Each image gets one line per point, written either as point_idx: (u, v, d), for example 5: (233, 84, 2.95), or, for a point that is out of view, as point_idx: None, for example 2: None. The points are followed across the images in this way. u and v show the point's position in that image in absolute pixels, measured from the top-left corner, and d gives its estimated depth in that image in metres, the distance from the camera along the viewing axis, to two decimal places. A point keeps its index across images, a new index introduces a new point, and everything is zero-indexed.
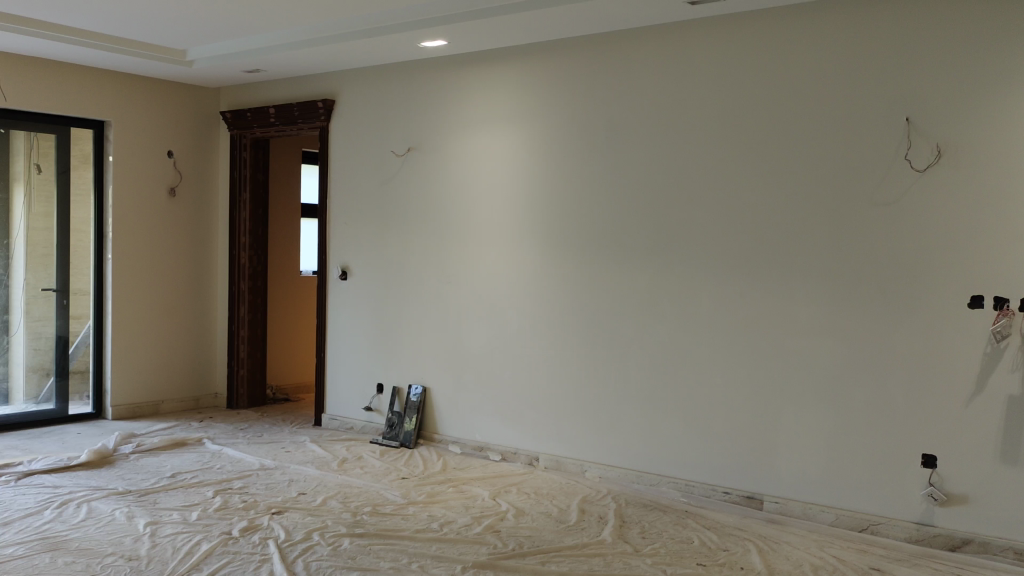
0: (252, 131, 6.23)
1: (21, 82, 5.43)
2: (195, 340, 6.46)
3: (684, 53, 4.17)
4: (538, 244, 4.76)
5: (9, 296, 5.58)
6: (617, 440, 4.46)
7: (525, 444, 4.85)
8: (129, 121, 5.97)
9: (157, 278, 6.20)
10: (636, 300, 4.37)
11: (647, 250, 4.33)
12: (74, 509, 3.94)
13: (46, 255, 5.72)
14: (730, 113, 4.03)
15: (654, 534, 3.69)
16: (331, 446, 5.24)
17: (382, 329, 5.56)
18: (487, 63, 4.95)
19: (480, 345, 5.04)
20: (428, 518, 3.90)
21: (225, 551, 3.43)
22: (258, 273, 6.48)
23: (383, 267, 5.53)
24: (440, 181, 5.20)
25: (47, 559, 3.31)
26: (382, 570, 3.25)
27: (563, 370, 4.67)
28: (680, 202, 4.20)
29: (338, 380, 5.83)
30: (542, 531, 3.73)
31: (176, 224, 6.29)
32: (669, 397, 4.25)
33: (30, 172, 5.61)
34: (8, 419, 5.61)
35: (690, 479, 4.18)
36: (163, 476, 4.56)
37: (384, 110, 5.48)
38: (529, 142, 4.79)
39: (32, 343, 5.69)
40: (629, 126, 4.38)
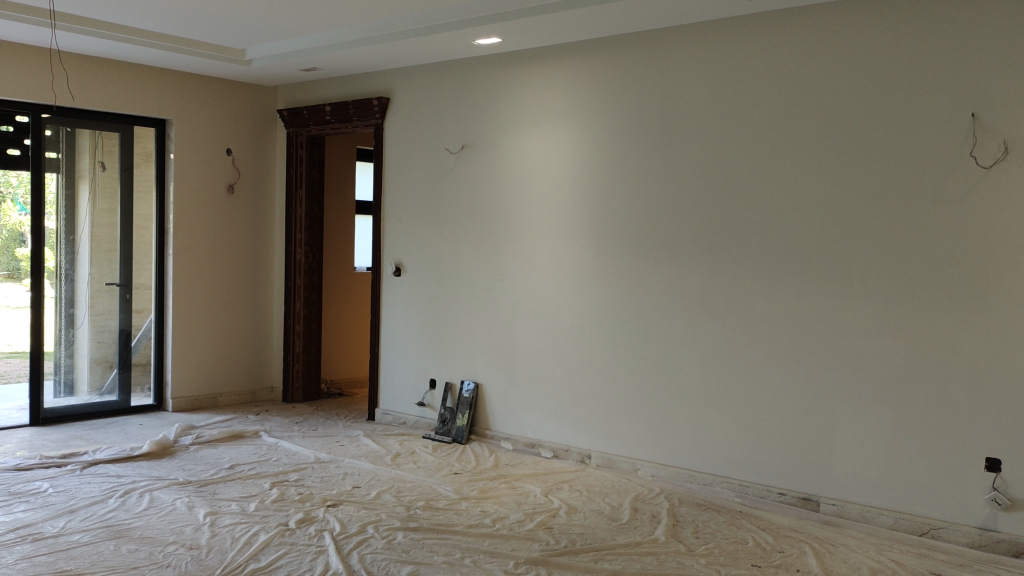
0: (308, 128, 6.32)
1: (87, 82, 5.57)
2: (252, 334, 6.58)
3: (739, 49, 4.13)
4: (592, 242, 4.75)
5: (75, 291, 5.71)
6: (670, 439, 4.43)
7: (577, 441, 4.84)
8: (189, 119, 6.10)
9: (216, 273, 6.33)
10: (690, 298, 4.33)
11: (701, 248, 4.29)
12: (136, 498, 4.05)
13: (111, 250, 5.88)
14: (788, 109, 3.97)
15: (707, 534, 3.66)
16: (385, 441, 5.30)
17: (435, 325, 5.60)
18: (540, 60, 4.96)
19: (533, 342, 5.05)
20: (480, 513, 3.93)
21: (282, 542, 3.49)
22: (313, 269, 6.57)
23: (436, 264, 5.57)
24: (493, 178, 5.22)
25: (111, 547, 3.41)
26: (435, 564, 3.28)
27: (616, 368, 4.65)
28: (736, 199, 4.16)
29: (391, 376, 5.89)
30: (595, 528, 3.73)
31: (234, 220, 6.41)
32: (724, 396, 4.21)
33: (94, 169, 5.76)
34: (74, 409, 5.77)
35: (744, 480, 4.14)
36: (222, 467, 4.65)
37: (438, 108, 5.52)
38: (583, 139, 4.78)
39: (96, 336, 5.85)
40: (683, 123, 4.35)
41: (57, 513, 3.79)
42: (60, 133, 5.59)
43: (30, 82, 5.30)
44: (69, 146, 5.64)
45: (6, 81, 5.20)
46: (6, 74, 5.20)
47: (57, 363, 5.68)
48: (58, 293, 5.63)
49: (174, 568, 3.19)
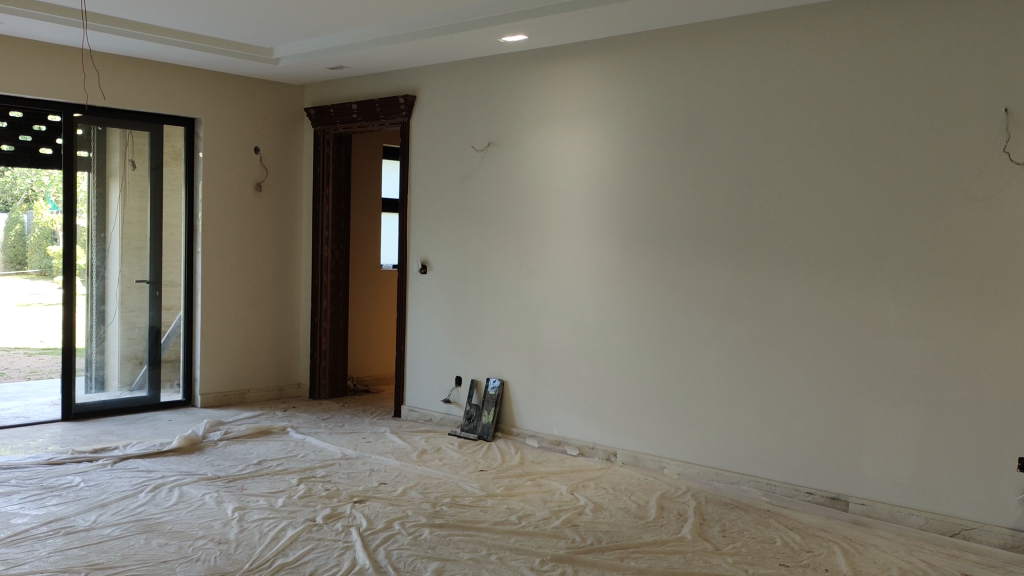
0: (334, 126, 6.35)
1: (118, 82, 5.64)
2: (280, 331, 6.63)
3: (767, 44, 4.10)
4: (618, 240, 4.74)
5: (105, 288, 5.78)
6: (697, 437, 4.41)
7: (603, 439, 4.83)
8: (217, 118, 6.15)
9: (244, 271, 6.38)
10: (717, 295, 4.31)
11: (729, 245, 4.27)
12: (166, 493, 4.09)
13: (140, 248, 5.95)
14: (816, 105, 3.93)
15: (735, 533, 3.64)
16: (411, 437, 5.32)
17: (461, 323, 5.61)
18: (566, 57, 4.95)
19: (558, 340, 5.05)
20: (506, 510, 3.93)
21: (309, 537, 3.51)
22: (340, 266, 6.61)
23: (462, 262, 5.58)
24: (520, 176, 5.22)
25: (141, 540, 3.44)
26: (461, 560, 3.29)
27: (642, 366, 4.64)
28: (764, 196, 4.13)
29: (417, 373, 5.91)
30: (621, 526, 3.72)
31: (262, 218, 6.46)
32: (751, 394, 4.19)
33: (125, 168, 5.83)
34: (105, 405, 5.85)
35: (772, 478, 4.11)
36: (250, 462, 4.69)
37: (463, 106, 5.53)
38: (609, 137, 4.76)
39: (127, 333, 5.92)
40: (710, 119, 4.32)
41: (89, 507, 3.84)
42: (91, 132, 5.66)
43: (62, 81, 5.37)
44: (100, 145, 5.71)
45: (39, 81, 5.27)
46: (38, 74, 5.27)
47: (88, 359, 5.75)
48: (89, 290, 5.70)
49: (203, 562, 3.22)
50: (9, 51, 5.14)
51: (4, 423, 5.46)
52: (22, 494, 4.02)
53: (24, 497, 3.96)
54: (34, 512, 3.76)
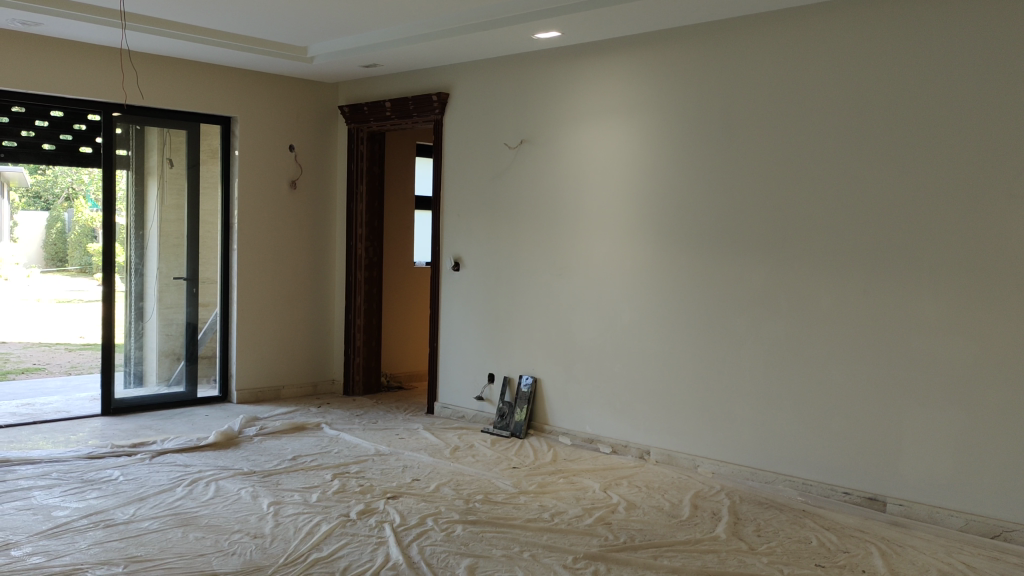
0: (368, 124, 6.39)
1: (156, 81, 5.72)
2: (314, 328, 6.68)
3: (803, 40, 4.05)
4: (652, 237, 4.71)
5: (144, 285, 5.86)
6: (732, 436, 4.37)
7: (636, 437, 4.81)
8: (253, 117, 6.21)
9: (279, 267, 6.44)
10: (753, 293, 4.27)
11: (764, 242, 4.23)
12: (203, 487, 4.14)
13: (178, 245, 6.03)
14: (853, 100, 3.88)
15: (770, 532, 3.61)
16: (444, 434, 5.34)
17: (494, 320, 5.61)
18: (600, 53, 4.93)
19: (591, 337, 5.04)
20: (539, 508, 3.92)
21: (343, 532, 3.54)
22: (374, 263, 6.64)
23: (495, 259, 5.59)
24: (553, 173, 5.21)
25: (179, 534, 3.49)
26: (494, 557, 3.29)
27: (675, 364, 4.61)
28: (801, 191, 4.08)
29: (450, 370, 5.93)
30: (654, 524, 3.71)
31: (297, 216, 6.51)
32: (787, 392, 4.14)
33: (163, 166, 5.90)
34: (143, 400, 5.93)
35: (808, 478, 4.06)
36: (285, 458, 4.73)
37: (497, 103, 5.53)
38: (643, 133, 4.74)
39: (164, 329, 6.00)
40: (746, 115, 4.28)
41: (128, 501, 3.89)
42: (130, 130, 5.74)
43: (102, 81, 5.45)
44: (138, 144, 5.79)
45: (80, 81, 5.36)
46: (79, 74, 5.35)
47: (127, 355, 5.84)
48: (128, 287, 5.79)
49: (239, 556, 3.25)
50: (51, 51, 5.23)
51: (46, 417, 5.57)
52: (63, 487, 4.09)
53: (64, 490, 4.04)
54: (75, 505, 3.82)
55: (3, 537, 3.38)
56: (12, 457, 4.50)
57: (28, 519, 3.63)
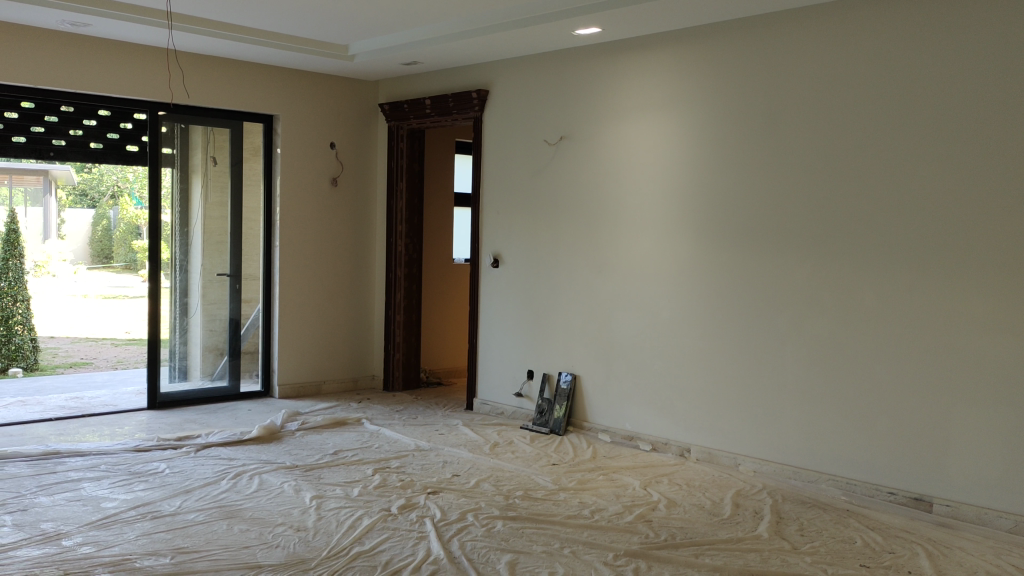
0: (408, 122, 6.42)
1: (200, 80, 5.80)
2: (355, 324, 6.74)
3: (847, 32, 3.99)
4: (693, 233, 4.68)
5: (188, 281, 5.95)
6: (774, 434, 4.34)
7: (677, 434, 4.79)
8: (295, 114, 6.27)
9: (321, 264, 6.50)
10: (797, 290, 4.22)
11: (807, 238, 4.18)
12: (247, 480, 4.20)
13: (221, 242, 6.11)
14: (898, 94, 3.82)
15: (813, 532, 3.57)
16: (483, 430, 5.36)
17: (533, 316, 5.62)
18: (640, 49, 4.91)
19: (631, 334, 5.02)
20: (579, 504, 3.93)
21: (385, 526, 3.57)
22: (413, 260, 6.69)
23: (534, 255, 5.59)
24: (593, 170, 5.20)
25: (223, 526, 3.54)
26: (534, 553, 3.30)
27: (717, 362, 4.58)
28: (845, 187, 4.02)
29: (489, 366, 5.95)
30: (695, 522, 3.69)
31: (337, 213, 6.57)
32: (830, 390, 4.10)
33: (206, 164, 5.98)
34: (188, 394, 6.03)
35: (852, 478, 4.01)
36: (327, 452, 4.78)
37: (536, 99, 5.53)
38: (683, 129, 4.71)
39: (208, 325, 6.09)
40: (789, 109, 4.24)
41: (174, 493, 3.96)
42: (175, 130, 5.82)
43: (148, 81, 5.54)
44: (183, 142, 5.87)
45: (127, 80, 5.45)
46: (125, 74, 5.44)
47: (172, 350, 5.93)
48: (173, 283, 5.88)
49: (283, 548, 3.29)
50: (100, 51, 5.33)
51: (94, 411, 5.69)
52: (111, 479, 4.18)
53: (113, 482, 4.12)
54: (123, 497, 3.90)
55: (54, 528, 3.46)
56: (63, 449, 4.60)
57: (79, 509, 3.71)
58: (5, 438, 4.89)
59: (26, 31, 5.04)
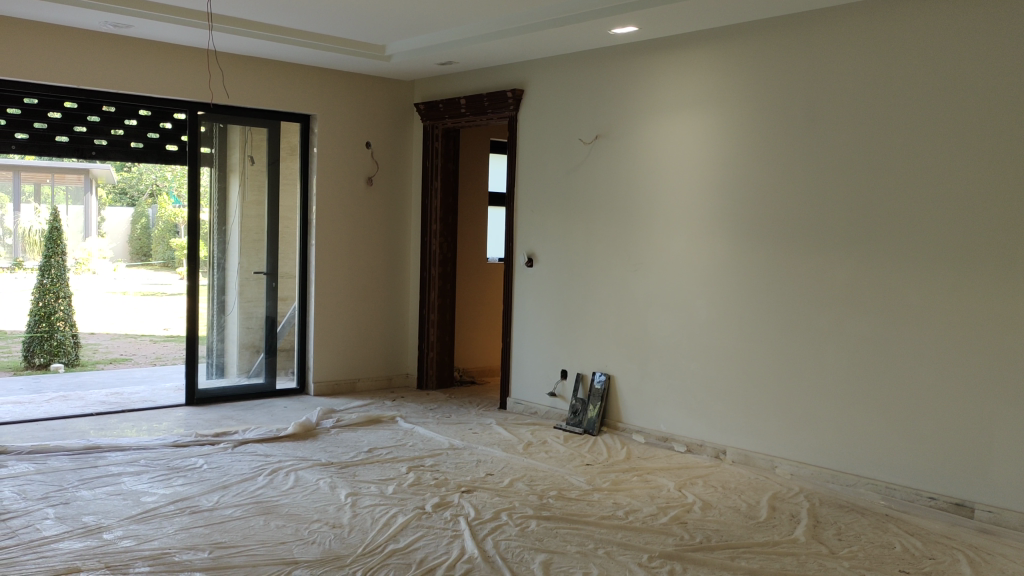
0: (443, 121, 6.45)
1: (239, 80, 5.86)
2: (389, 322, 6.78)
3: (889, 30, 3.94)
4: (730, 233, 4.65)
5: (226, 279, 6.02)
6: (811, 437, 4.29)
7: (712, 436, 4.76)
8: (332, 114, 6.32)
9: (356, 262, 6.54)
10: (835, 291, 4.18)
11: (846, 239, 4.13)
12: (283, 476, 4.24)
13: (258, 240, 6.17)
14: (942, 93, 3.76)
15: (851, 536, 3.53)
16: (516, 430, 5.36)
17: (567, 315, 5.61)
18: (677, 48, 4.88)
19: (666, 334, 4.99)
20: (613, 504, 3.92)
21: (419, 524, 3.58)
22: (447, 259, 6.71)
23: (569, 255, 5.58)
24: (629, 169, 5.18)
25: (261, 522, 3.58)
26: (569, 553, 3.29)
27: (753, 363, 4.55)
28: (885, 187, 3.97)
29: (522, 366, 5.95)
30: (731, 525, 3.66)
31: (373, 211, 6.61)
32: (869, 393, 4.04)
33: (244, 163, 6.05)
34: (225, 390, 6.10)
35: (891, 482, 3.96)
36: (361, 450, 4.81)
37: (571, 99, 5.52)
38: (721, 127, 4.68)
39: (245, 322, 6.15)
40: (829, 109, 4.19)
41: (212, 488, 4.01)
42: (213, 129, 5.89)
43: (188, 81, 5.61)
44: (221, 141, 5.93)
45: (167, 81, 5.52)
46: (166, 74, 5.52)
47: (210, 347, 6.00)
48: (211, 281, 5.94)
49: (319, 545, 3.32)
50: (141, 52, 5.41)
51: (133, 406, 5.78)
52: (150, 473, 4.24)
53: (152, 477, 4.18)
54: (162, 491, 3.96)
55: (95, 521, 3.52)
56: (103, 443, 4.68)
57: (119, 503, 3.77)
58: (47, 432, 4.98)
59: (69, 32, 5.13)
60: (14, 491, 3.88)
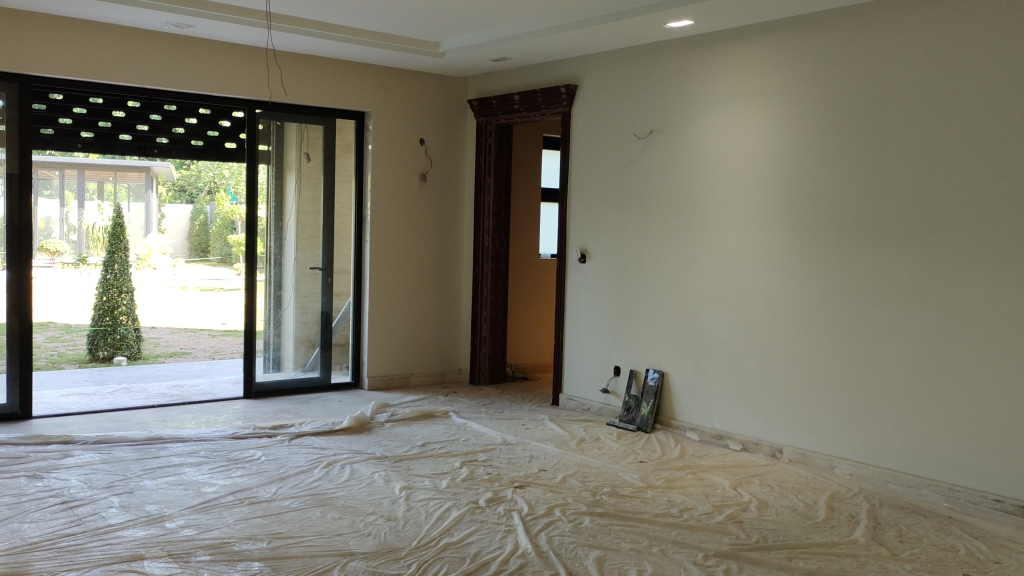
0: (497, 117, 6.46)
1: (295, 78, 5.93)
2: (442, 318, 6.82)
3: (953, 19, 3.83)
4: (788, 229, 4.58)
5: (282, 275, 6.10)
6: (871, 436, 4.21)
7: (768, 435, 4.70)
8: (386, 111, 6.37)
9: (410, 258, 6.59)
10: (898, 286, 4.08)
11: (908, 235, 4.04)
12: (339, 469, 4.30)
13: (314, 237, 6.26)
14: (1009, 85, 3.64)
15: (913, 539, 3.45)
16: (569, 426, 5.35)
17: (620, 312, 5.58)
18: (733, 42, 4.82)
19: (722, 331, 4.94)
20: (667, 502, 3.89)
21: (473, 519, 3.60)
22: (500, 255, 6.72)
23: (622, 251, 5.55)
24: (683, 164, 5.13)
25: (317, 513, 3.63)
26: (623, 550, 3.28)
27: (811, 361, 4.48)
28: (949, 181, 3.87)
29: (575, 362, 5.94)
30: (789, 525, 3.60)
31: (426, 208, 6.65)
32: (932, 393, 3.95)
33: (300, 160, 6.13)
34: (282, 384, 6.19)
35: (955, 484, 3.86)
36: (415, 444, 4.85)
37: (625, 94, 5.48)
38: (778, 122, 4.61)
39: (301, 317, 6.24)
40: (891, 101, 4.09)
41: (270, 480, 4.08)
42: (271, 127, 5.97)
43: (246, 80, 5.70)
44: (278, 138, 6.01)
45: (226, 79, 5.62)
46: (225, 73, 5.62)
47: (267, 341, 6.10)
48: (268, 276, 6.04)
49: (374, 537, 3.36)
50: (202, 52, 5.52)
51: (193, 399, 5.90)
52: (210, 464, 4.32)
53: (212, 468, 4.26)
54: (222, 482, 4.04)
55: (158, 510, 3.60)
56: (165, 435, 4.79)
57: (180, 493, 3.86)
58: (111, 423, 5.12)
59: (133, 33, 5.25)
60: (81, 480, 3.99)
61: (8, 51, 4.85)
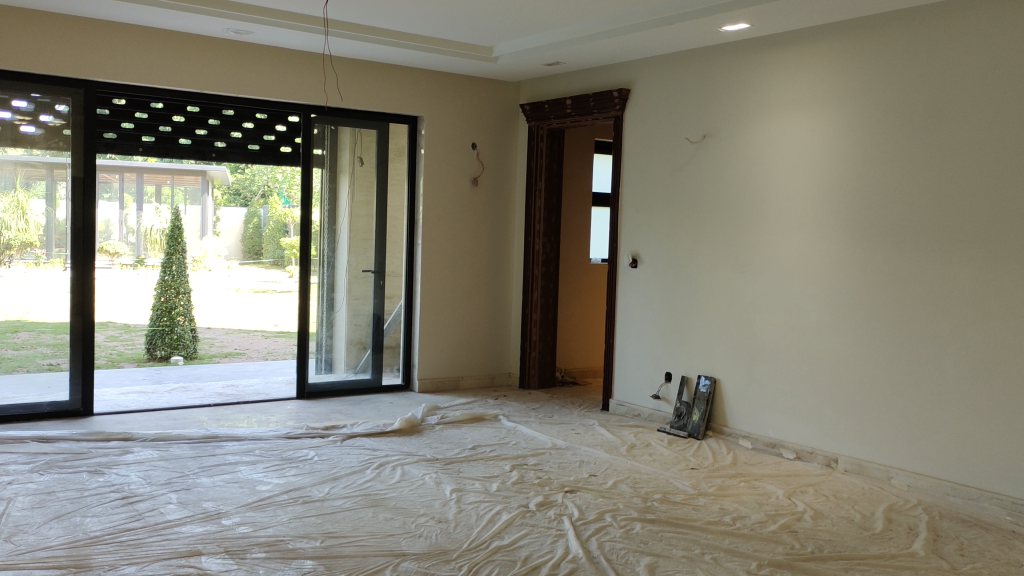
0: (549, 121, 6.46)
1: (350, 83, 6.00)
2: (492, 321, 6.83)
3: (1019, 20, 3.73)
4: (846, 234, 4.50)
5: (335, 277, 6.17)
6: (930, 447, 4.11)
7: (823, 443, 4.63)
8: (438, 115, 6.41)
9: (461, 261, 6.62)
10: (959, 294, 3.98)
11: (970, 240, 3.94)
12: (390, 470, 4.33)
13: (366, 240, 6.32)
14: None
15: (974, 553, 3.37)
16: (619, 431, 5.33)
17: (672, 317, 5.54)
18: (789, 45, 4.76)
19: (776, 337, 4.88)
20: (719, 510, 3.85)
21: (523, 522, 3.60)
22: (551, 259, 6.73)
23: (674, 256, 5.52)
24: (737, 168, 5.08)
25: (369, 513, 3.66)
26: (674, 557, 3.25)
27: (868, 369, 4.40)
28: (1013, 186, 3.77)
29: (625, 367, 5.91)
30: (844, 536, 3.54)
31: (477, 211, 6.67)
32: (994, 403, 3.85)
33: (353, 164, 6.20)
34: (333, 385, 6.26)
35: (1018, 497, 3.75)
36: (465, 447, 4.87)
37: (679, 98, 5.45)
38: (836, 126, 4.54)
39: (353, 319, 6.31)
40: (953, 104, 4.00)
41: (322, 479, 4.13)
42: (326, 131, 6.04)
43: (302, 84, 5.79)
44: (332, 143, 6.08)
45: (282, 85, 5.71)
46: (281, 78, 5.70)
47: (319, 342, 6.18)
48: (320, 278, 6.11)
49: (425, 538, 3.38)
50: (259, 58, 5.62)
51: (248, 398, 5.99)
52: (265, 463, 4.39)
53: (267, 467, 4.33)
54: (276, 481, 4.10)
55: (214, 507, 3.66)
56: (221, 433, 4.87)
57: (236, 491, 3.92)
58: (168, 421, 5.23)
59: (193, 39, 5.37)
60: (140, 476, 4.08)
61: (74, 58, 4.99)
